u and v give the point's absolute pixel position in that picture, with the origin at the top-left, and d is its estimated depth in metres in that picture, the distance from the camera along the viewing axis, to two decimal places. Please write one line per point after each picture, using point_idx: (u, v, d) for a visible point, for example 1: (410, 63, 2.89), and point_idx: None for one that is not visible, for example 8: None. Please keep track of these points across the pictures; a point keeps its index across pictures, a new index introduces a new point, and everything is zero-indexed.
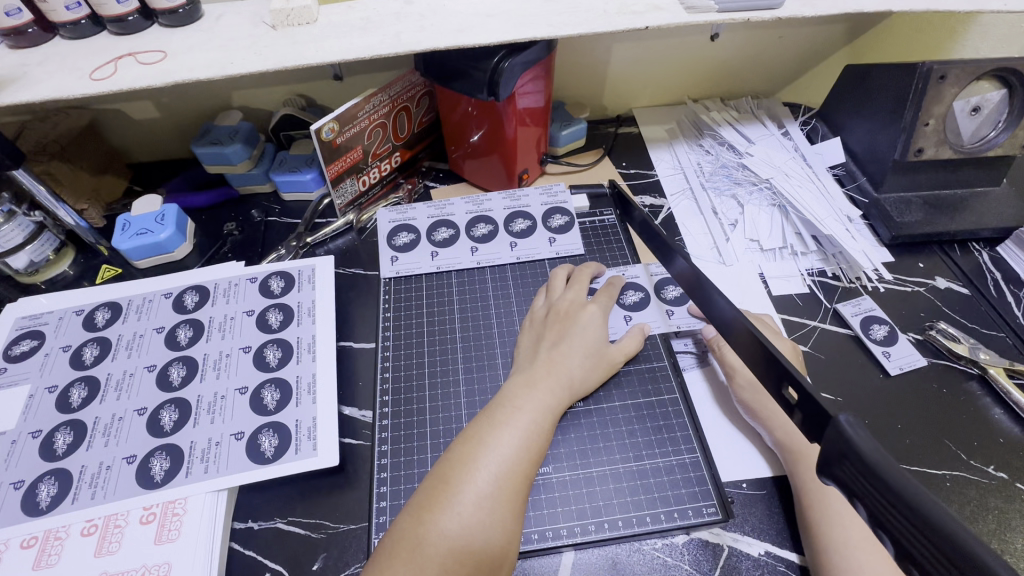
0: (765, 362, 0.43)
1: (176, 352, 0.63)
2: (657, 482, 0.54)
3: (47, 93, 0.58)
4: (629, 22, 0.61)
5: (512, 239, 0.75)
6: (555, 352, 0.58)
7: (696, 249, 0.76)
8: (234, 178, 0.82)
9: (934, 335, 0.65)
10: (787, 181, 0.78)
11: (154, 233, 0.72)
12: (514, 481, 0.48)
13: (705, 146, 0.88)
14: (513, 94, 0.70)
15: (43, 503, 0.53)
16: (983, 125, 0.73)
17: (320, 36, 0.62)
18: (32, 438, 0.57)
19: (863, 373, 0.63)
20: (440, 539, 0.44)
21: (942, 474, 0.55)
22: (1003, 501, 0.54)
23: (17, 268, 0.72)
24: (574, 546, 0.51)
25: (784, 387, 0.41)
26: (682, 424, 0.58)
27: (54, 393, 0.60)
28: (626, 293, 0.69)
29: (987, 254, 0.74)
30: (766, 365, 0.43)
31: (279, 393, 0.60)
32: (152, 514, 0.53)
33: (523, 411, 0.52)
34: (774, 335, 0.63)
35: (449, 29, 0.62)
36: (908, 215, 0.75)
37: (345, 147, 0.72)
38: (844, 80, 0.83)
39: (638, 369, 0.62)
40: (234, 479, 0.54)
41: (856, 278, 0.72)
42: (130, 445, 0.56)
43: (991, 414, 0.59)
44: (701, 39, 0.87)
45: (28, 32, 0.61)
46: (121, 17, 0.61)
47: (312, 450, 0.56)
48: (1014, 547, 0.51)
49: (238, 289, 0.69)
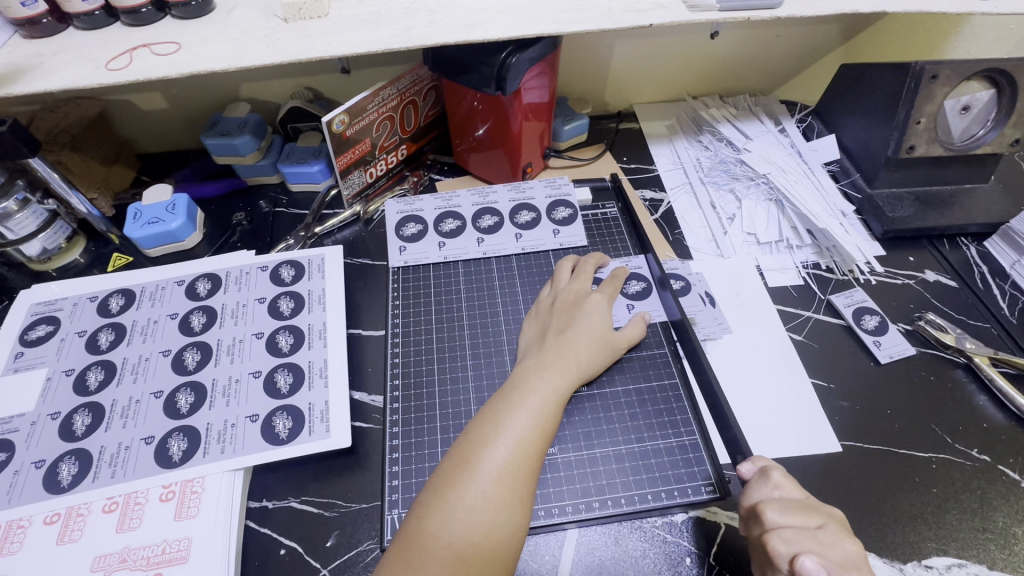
0: (725, 431, 0.57)
1: (191, 338, 0.65)
2: (657, 463, 0.57)
3: (63, 83, 0.59)
4: (634, 19, 0.63)
5: (517, 230, 0.77)
6: (563, 338, 0.60)
7: (694, 241, 0.79)
8: (243, 169, 0.83)
9: (923, 325, 0.67)
10: (784, 177, 0.81)
11: (165, 222, 0.74)
12: (527, 460, 0.50)
13: (705, 141, 0.91)
14: (519, 90, 0.72)
15: (64, 481, 0.54)
16: (972, 123, 0.75)
17: (331, 30, 0.63)
18: (51, 419, 0.59)
19: (853, 361, 0.66)
20: (465, 513, 0.46)
21: (928, 457, 0.58)
22: (986, 482, 0.56)
23: (30, 255, 0.73)
24: (578, 523, 0.53)
25: (735, 459, 0.55)
26: (682, 408, 0.60)
27: (71, 376, 0.62)
28: (629, 282, 0.71)
29: (975, 248, 0.76)
30: (724, 428, 0.57)
31: (292, 377, 0.62)
32: (171, 492, 0.54)
33: (536, 393, 0.54)
34: (812, 514, 0.47)
35: (459, 24, 0.63)
36: (900, 210, 0.77)
37: (354, 139, 0.74)
38: (839, 78, 0.85)
39: (640, 356, 0.64)
40: (251, 459, 0.56)
41: (849, 271, 0.75)
42: (148, 426, 0.58)
43: (976, 400, 0.62)
44: (702, 37, 0.90)
45: (41, 23, 0.62)
46: (135, 9, 0.62)
47: (325, 431, 0.58)
48: (996, 525, 0.54)
49: (250, 277, 0.71)
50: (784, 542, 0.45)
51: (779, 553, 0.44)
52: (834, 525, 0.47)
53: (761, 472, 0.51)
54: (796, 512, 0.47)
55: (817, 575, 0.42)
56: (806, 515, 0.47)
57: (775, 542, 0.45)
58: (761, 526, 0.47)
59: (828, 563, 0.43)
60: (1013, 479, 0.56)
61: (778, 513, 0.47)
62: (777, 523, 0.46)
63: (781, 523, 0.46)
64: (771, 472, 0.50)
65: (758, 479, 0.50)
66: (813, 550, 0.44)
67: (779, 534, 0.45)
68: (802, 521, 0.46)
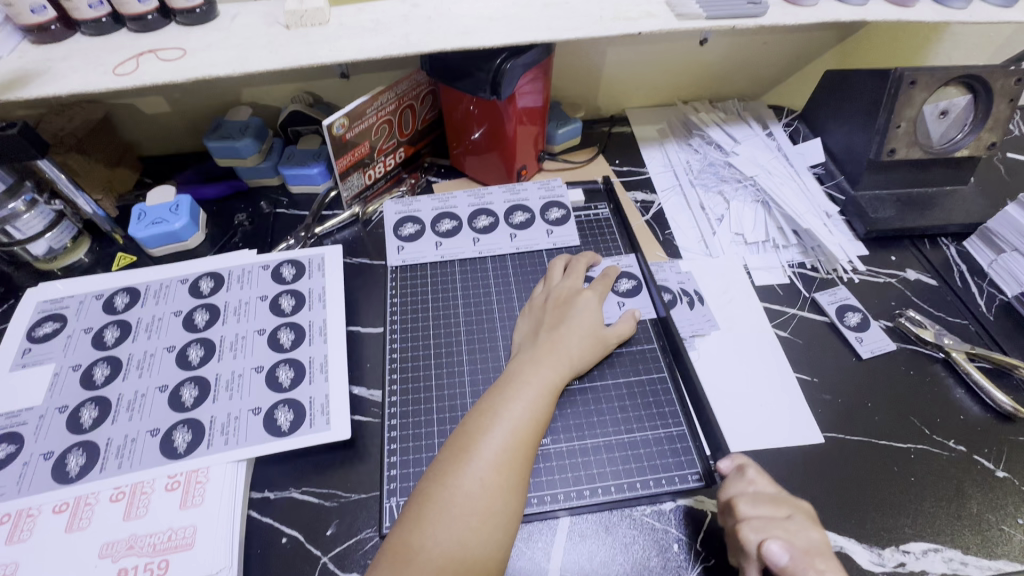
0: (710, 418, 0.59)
1: (194, 335, 0.67)
2: (646, 452, 0.59)
3: (72, 87, 0.61)
4: (623, 27, 0.66)
5: (512, 231, 0.79)
6: (555, 335, 0.62)
7: (684, 241, 0.81)
8: (244, 171, 0.85)
9: (903, 322, 0.70)
10: (771, 179, 0.83)
11: (169, 222, 0.76)
12: (522, 449, 0.52)
13: (694, 144, 0.93)
14: (513, 95, 0.74)
15: (72, 472, 0.56)
16: (950, 128, 0.79)
17: (331, 37, 0.65)
18: (59, 413, 0.60)
19: (836, 356, 0.68)
20: (463, 499, 0.48)
21: (907, 447, 0.61)
22: (961, 471, 0.59)
23: (37, 255, 0.75)
24: (570, 511, 0.56)
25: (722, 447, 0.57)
26: (670, 401, 0.63)
27: (77, 371, 0.64)
28: (620, 280, 0.73)
29: (955, 248, 0.79)
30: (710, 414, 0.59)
31: (293, 371, 0.64)
32: (175, 482, 0.56)
33: (530, 386, 0.56)
34: (782, 506, 0.51)
35: (455, 32, 0.65)
36: (882, 211, 0.79)
37: (354, 142, 0.76)
38: (823, 84, 0.88)
39: (630, 351, 0.67)
40: (253, 450, 0.58)
41: (833, 270, 0.77)
42: (153, 419, 0.60)
43: (954, 394, 0.65)
44: (691, 44, 0.92)
45: (50, 29, 0.64)
46: (141, 16, 0.65)
47: (325, 424, 0.60)
48: (970, 513, 0.56)
49: (252, 276, 0.73)
50: (754, 530, 0.48)
51: (749, 539, 0.48)
52: (801, 515, 0.50)
53: (738, 469, 0.54)
54: (767, 503, 0.50)
55: (780, 557, 0.46)
56: (777, 506, 0.50)
57: (746, 530, 0.48)
58: (733, 518, 0.50)
59: (792, 547, 0.47)
60: (988, 468, 0.59)
61: (749, 505, 0.50)
62: (748, 513, 0.49)
63: (752, 514, 0.49)
64: (746, 469, 0.53)
65: (732, 474, 0.53)
66: (778, 535, 0.47)
67: (750, 523, 0.49)
68: (773, 510, 0.50)
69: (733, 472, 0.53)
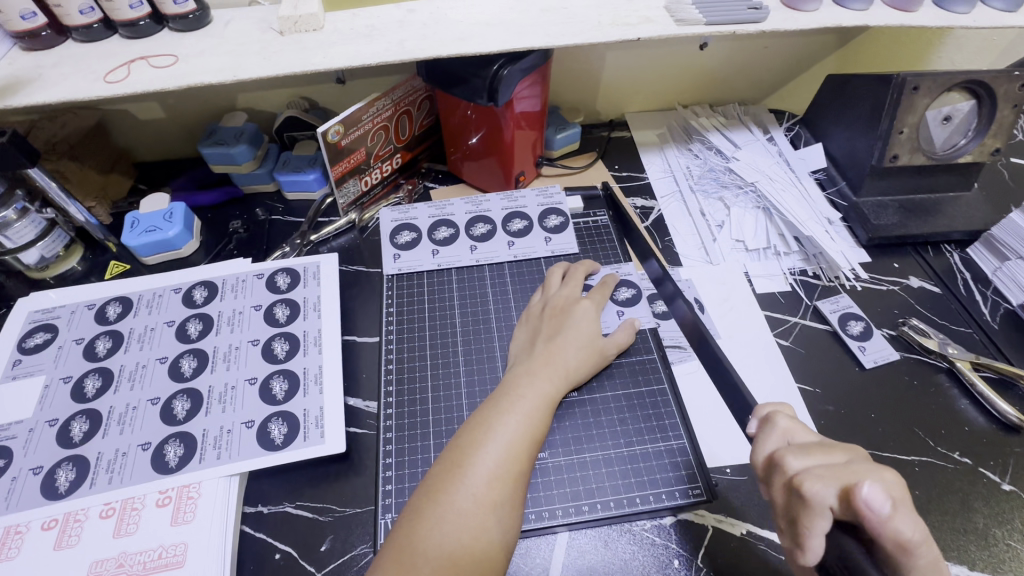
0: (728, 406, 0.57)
1: (186, 345, 0.66)
2: (645, 466, 0.58)
3: (62, 95, 0.60)
4: (622, 33, 0.65)
5: (510, 238, 0.78)
6: (552, 346, 0.61)
7: (684, 248, 0.80)
8: (239, 178, 0.84)
9: (906, 330, 0.69)
10: (771, 185, 0.82)
11: (162, 231, 0.75)
12: (517, 464, 0.51)
13: (694, 149, 0.92)
14: (511, 100, 0.73)
15: (61, 487, 0.55)
16: (953, 133, 0.77)
17: (326, 43, 0.64)
18: (49, 426, 0.59)
19: (839, 365, 0.67)
20: (455, 515, 0.47)
21: (912, 460, 0.59)
22: (967, 483, 0.58)
23: (28, 263, 0.74)
24: (568, 526, 0.55)
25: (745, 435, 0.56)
26: (670, 412, 0.62)
27: (68, 383, 0.63)
28: (620, 289, 0.72)
29: (958, 255, 0.78)
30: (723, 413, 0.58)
31: (287, 383, 0.63)
32: (167, 497, 0.55)
33: (525, 399, 0.55)
34: (836, 451, 0.42)
35: (451, 38, 0.64)
36: (884, 218, 0.78)
37: (350, 149, 0.75)
38: (824, 89, 0.87)
39: (629, 361, 0.66)
40: (246, 464, 0.57)
41: (835, 278, 0.76)
42: (144, 433, 0.59)
43: (959, 404, 0.64)
44: (691, 48, 0.91)
45: (41, 35, 0.63)
46: (133, 22, 0.64)
47: (319, 437, 0.59)
48: (976, 526, 0.55)
49: (246, 285, 0.72)
50: (815, 478, 0.39)
51: (820, 494, 0.38)
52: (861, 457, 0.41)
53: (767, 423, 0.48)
54: (815, 452, 0.42)
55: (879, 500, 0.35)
56: (830, 452, 0.41)
57: (806, 482, 0.39)
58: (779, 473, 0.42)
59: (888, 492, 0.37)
60: (994, 481, 0.58)
61: (797, 457, 0.42)
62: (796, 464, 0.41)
63: (804, 466, 0.41)
64: (775, 421, 0.47)
65: (763, 436, 0.46)
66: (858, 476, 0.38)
67: (807, 473, 0.40)
68: (825, 458, 0.41)
69: (765, 433, 0.47)
